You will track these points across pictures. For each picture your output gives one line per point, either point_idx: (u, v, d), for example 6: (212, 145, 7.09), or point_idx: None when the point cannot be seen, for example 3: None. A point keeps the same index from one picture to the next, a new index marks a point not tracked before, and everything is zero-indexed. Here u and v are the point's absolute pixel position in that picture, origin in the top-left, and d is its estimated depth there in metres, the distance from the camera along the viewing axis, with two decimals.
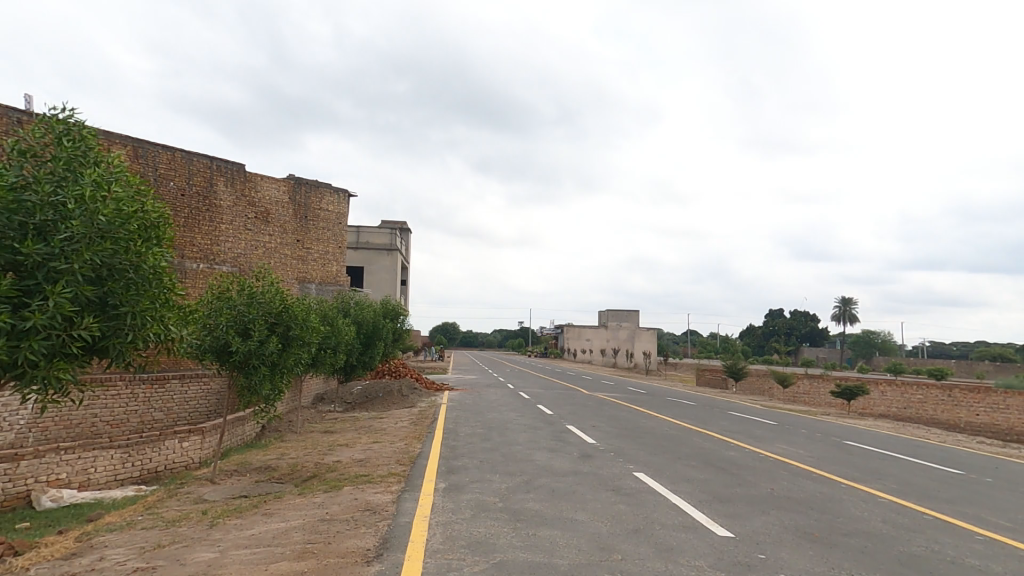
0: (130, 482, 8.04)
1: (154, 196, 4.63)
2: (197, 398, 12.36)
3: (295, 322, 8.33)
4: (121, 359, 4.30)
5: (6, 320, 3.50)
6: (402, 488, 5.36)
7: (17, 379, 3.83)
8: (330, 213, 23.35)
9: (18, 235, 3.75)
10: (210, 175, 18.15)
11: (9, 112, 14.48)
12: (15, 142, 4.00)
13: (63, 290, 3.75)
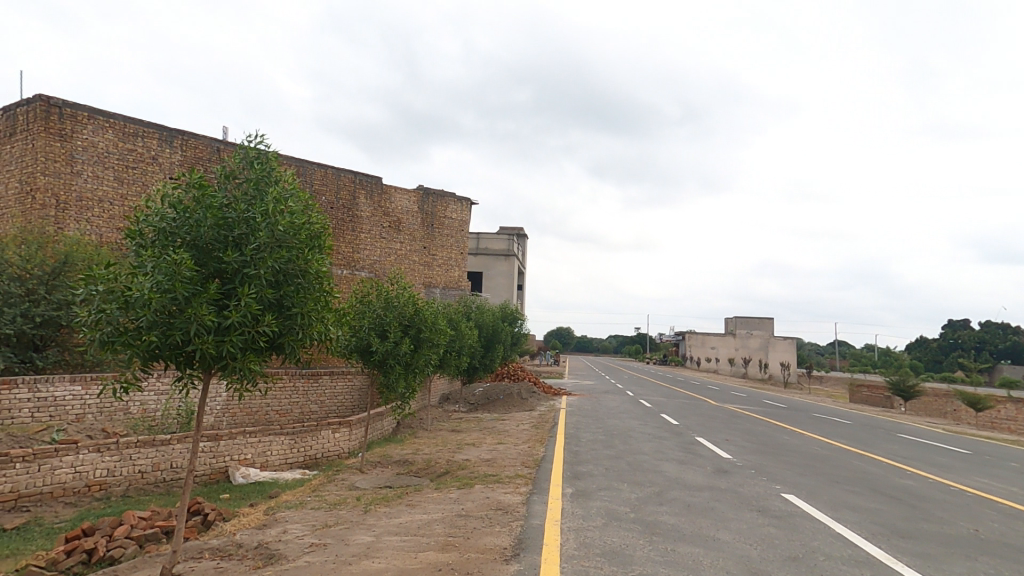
0: (297, 466, 9.17)
1: (318, 209, 5.26)
2: (344, 393, 13.68)
3: (425, 325, 8.96)
4: (294, 354, 4.93)
5: (214, 318, 4.23)
6: (530, 490, 5.50)
7: (222, 370, 4.57)
8: (453, 221, 24.63)
9: (221, 246, 4.52)
10: (352, 190, 20.17)
11: (213, 143, 17.21)
12: (221, 167, 4.74)
13: (252, 292, 4.43)
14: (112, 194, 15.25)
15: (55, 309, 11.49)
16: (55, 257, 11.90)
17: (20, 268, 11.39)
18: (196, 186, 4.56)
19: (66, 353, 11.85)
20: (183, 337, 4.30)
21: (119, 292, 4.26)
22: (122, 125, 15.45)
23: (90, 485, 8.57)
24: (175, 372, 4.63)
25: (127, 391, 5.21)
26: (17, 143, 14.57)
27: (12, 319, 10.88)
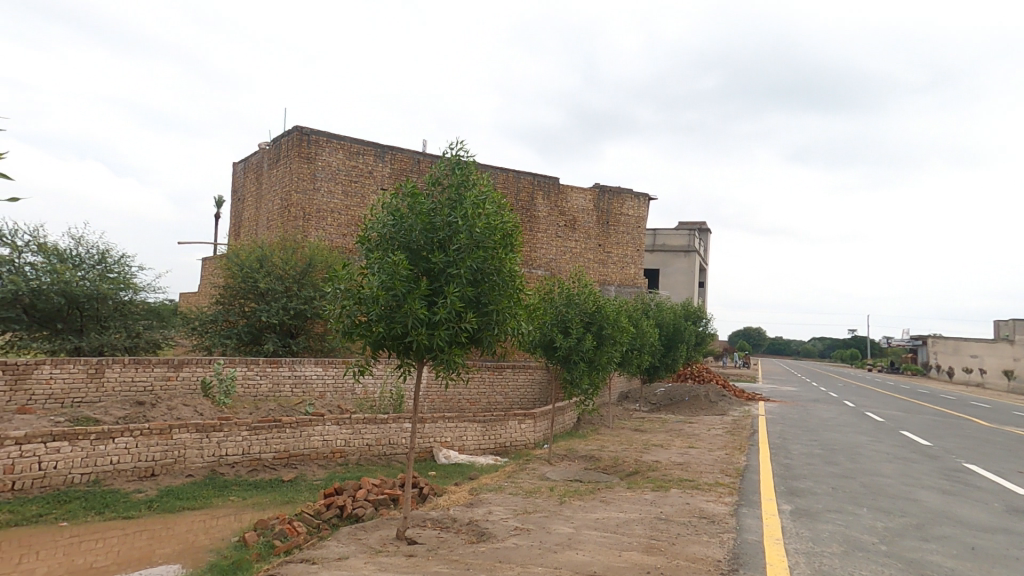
0: (489, 452, 9.84)
1: (509, 209, 5.51)
2: (526, 387, 14.27)
3: (607, 322, 8.94)
4: (490, 348, 5.27)
5: (426, 313, 4.77)
6: (737, 501, 5.06)
7: (432, 360, 5.10)
8: (631, 217, 24.11)
9: (429, 248, 5.04)
10: (531, 191, 21.34)
11: (414, 156, 19.32)
12: (429, 175, 5.25)
13: (456, 290, 4.89)
14: (341, 206, 18.13)
15: (305, 302, 14.08)
16: (303, 260, 14.50)
17: (282, 269, 14.21)
18: (409, 195, 5.13)
19: (312, 339, 14.40)
20: (402, 330, 4.92)
21: (354, 291, 5.04)
22: (349, 145, 18.25)
23: (334, 452, 10.35)
24: (397, 361, 5.29)
25: (362, 374, 6.13)
26: (279, 168, 18.23)
27: (277, 310, 13.67)
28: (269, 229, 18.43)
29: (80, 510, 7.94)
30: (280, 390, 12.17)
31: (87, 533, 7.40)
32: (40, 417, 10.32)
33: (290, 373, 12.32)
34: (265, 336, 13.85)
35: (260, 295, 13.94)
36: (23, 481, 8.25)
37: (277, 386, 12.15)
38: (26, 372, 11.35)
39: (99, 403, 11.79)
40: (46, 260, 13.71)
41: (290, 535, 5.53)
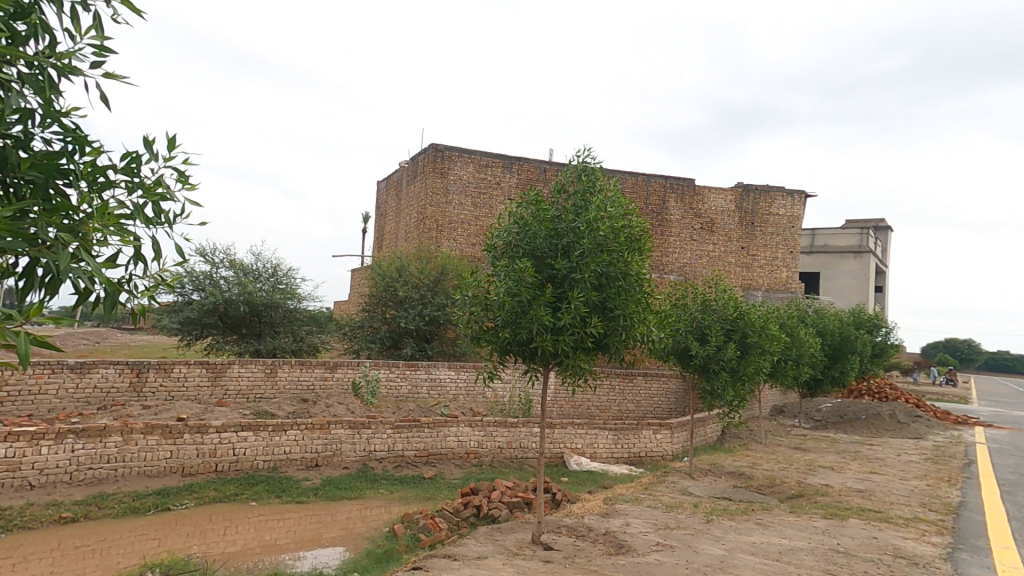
0: (622, 461, 9.60)
1: (637, 212, 5.32)
2: (660, 395, 13.75)
3: (751, 329, 8.31)
4: (618, 354, 5.11)
5: (550, 318, 4.78)
6: (951, 545, 4.80)
7: (558, 365, 5.09)
8: (781, 217, 22.12)
9: (553, 254, 5.07)
10: (662, 195, 20.72)
11: (540, 166, 19.71)
12: (555, 182, 5.27)
13: (580, 295, 4.83)
14: (470, 217, 19.06)
15: (438, 309, 14.97)
16: (436, 269, 15.48)
17: (418, 278, 15.29)
18: (533, 203, 5.22)
19: (445, 344, 15.25)
20: (527, 335, 4.98)
21: (481, 298, 5.22)
22: (479, 159, 19.15)
23: (468, 452, 10.83)
24: (524, 366, 5.38)
25: (492, 379, 6.32)
26: (416, 184, 19.67)
27: (414, 316, 14.71)
28: (407, 241, 19.96)
29: (264, 492, 9.33)
30: (418, 392, 13.04)
31: (270, 513, 8.70)
32: (233, 411, 12.26)
33: (427, 376, 13.16)
34: (404, 340, 14.95)
35: (398, 303, 15.12)
36: (224, 463, 9.92)
37: (416, 387, 13.05)
38: (222, 370, 13.61)
39: (274, 399, 13.69)
40: (236, 274, 16.22)
41: (433, 531, 5.89)
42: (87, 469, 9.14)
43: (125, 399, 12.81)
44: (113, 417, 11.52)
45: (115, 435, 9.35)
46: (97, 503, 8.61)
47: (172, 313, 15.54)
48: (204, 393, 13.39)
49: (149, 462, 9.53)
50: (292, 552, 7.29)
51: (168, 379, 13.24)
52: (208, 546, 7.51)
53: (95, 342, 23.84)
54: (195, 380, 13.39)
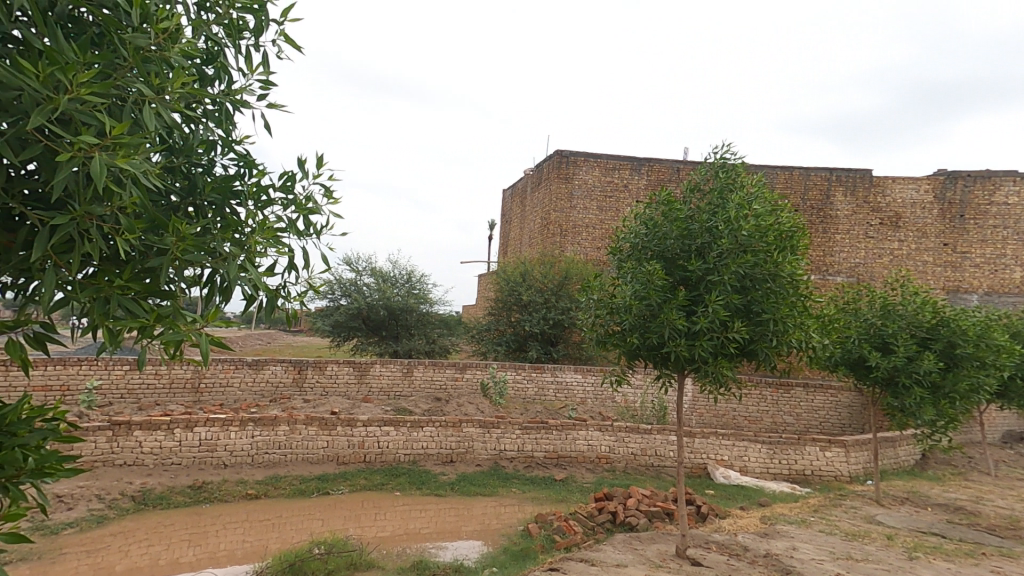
0: (780, 478, 8.91)
1: (788, 209, 4.90)
2: (824, 408, 12.55)
3: (960, 339, 7.35)
4: (768, 362, 4.75)
5: (685, 322, 4.57)
6: None
7: (695, 371, 4.86)
8: (1012, 206, 18.81)
9: (686, 256, 4.88)
10: (826, 188, 19.37)
11: (672, 165, 18.87)
12: (687, 180, 5.07)
13: (718, 297, 4.55)
14: (596, 220, 18.96)
15: (562, 312, 15.12)
16: (560, 273, 15.69)
17: (542, 282, 15.61)
18: (664, 203, 5.07)
19: (570, 347, 15.32)
20: (658, 339, 4.83)
21: (607, 301, 5.19)
22: (605, 162, 19.01)
23: (600, 457, 10.78)
24: (655, 370, 5.26)
25: (620, 384, 6.22)
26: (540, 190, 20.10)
27: (539, 320, 15.00)
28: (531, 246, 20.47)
29: (406, 483, 10.12)
30: (545, 394, 13.26)
31: (412, 503, 9.42)
32: (377, 407, 13.48)
33: (554, 378, 13.32)
34: (529, 343, 15.27)
35: (522, 307, 15.51)
36: (371, 455, 10.91)
37: (543, 389, 13.29)
38: (366, 369, 15.04)
39: (411, 397, 14.77)
40: (376, 281, 17.85)
41: (568, 533, 5.98)
42: (265, 453, 10.62)
43: (290, 392, 14.73)
44: (282, 409, 13.30)
45: (284, 424, 10.77)
46: (273, 483, 9.98)
47: (325, 317, 17.50)
48: (352, 390, 14.90)
49: (311, 450, 10.80)
50: (436, 541, 7.83)
51: (323, 376, 14.97)
52: (362, 529, 8.33)
53: (268, 342, 27.79)
54: (344, 378, 14.97)
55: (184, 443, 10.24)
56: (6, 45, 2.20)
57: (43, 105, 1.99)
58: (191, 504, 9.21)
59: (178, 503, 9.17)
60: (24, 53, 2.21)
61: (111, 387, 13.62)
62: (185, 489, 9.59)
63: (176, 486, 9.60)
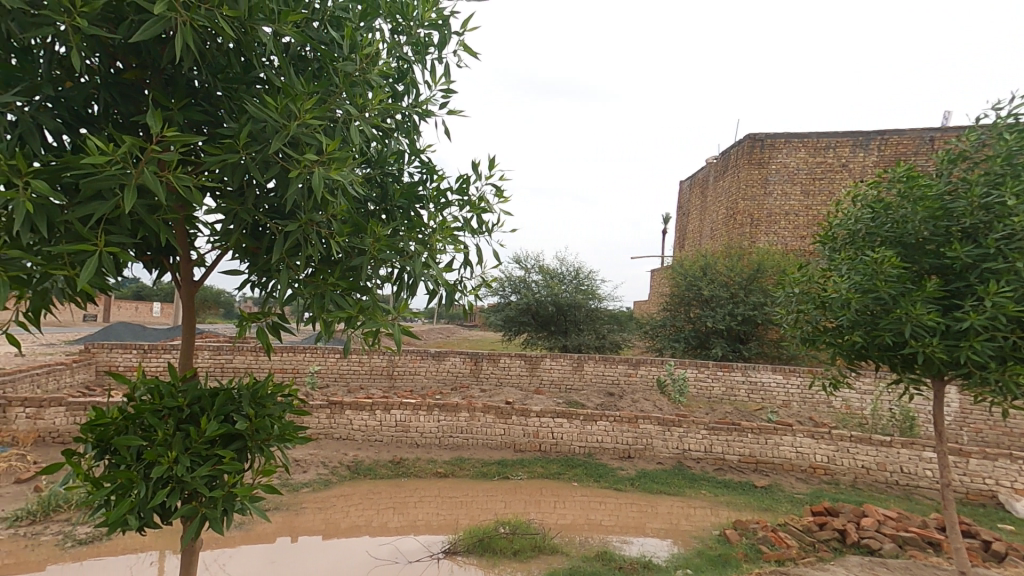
0: None
1: None
2: None
3: None
4: None
5: (944, 320, 3.87)
6: None
7: (963, 377, 4.11)
8: None
9: (944, 240, 4.17)
10: None
11: (926, 134, 16.24)
12: (950, 150, 4.34)
13: (1001, 290, 3.74)
14: (800, 207, 17.78)
15: (752, 308, 13.93)
16: (750, 266, 14.49)
17: (727, 276, 14.60)
18: (905, 178, 4.38)
19: (765, 346, 14.06)
20: (895, 338, 4.18)
21: (816, 295, 4.81)
22: (815, 141, 17.62)
23: (814, 467, 9.77)
24: (893, 374, 4.59)
25: (835, 387, 5.55)
26: (726, 179, 19.97)
27: (724, 316, 14.05)
28: (712, 238, 20.71)
29: (583, 475, 10.29)
30: (735, 394, 12.44)
31: (590, 494, 9.58)
32: (550, 399, 13.94)
33: (745, 378, 12.44)
34: (713, 340, 14.42)
35: (704, 302, 14.77)
36: (546, 444, 11.30)
37: (733, 389, 12.49)
38: (537, 363, 15.63)
39: (583, 391, 14.96)
40: (544, 278, 18.42)
41: (779, 546, 5.56)
42: (450, 436, 11.64)
43: (469, 381, 15.99)
44: (462, 396, 14.50)
45: (464, 411, 11.70)
46: (459, 464, 10.92)
47: (498, 311, 18.51)
48: (525, 381, 15.63)
49: (490, 436, 11.55)
50: (620, 535, 7.81)
51: (497, 368, 15.93)
52: (542, 514, 8.70)
53: (447, 335, 30.55)
54: (516, 370, 15.76)
55: (384, 423, 11.75)
56: (257, 86, 3.07)
57: (280, 134, 2.77)
58: (393, 476, 10.53)
59: (382, 475, 10.53)
60: (268, 90, 3.06)
61: (328, 372, 16.27)
62: (388, 463, 10.97)
63: (380, 460, 11.04)
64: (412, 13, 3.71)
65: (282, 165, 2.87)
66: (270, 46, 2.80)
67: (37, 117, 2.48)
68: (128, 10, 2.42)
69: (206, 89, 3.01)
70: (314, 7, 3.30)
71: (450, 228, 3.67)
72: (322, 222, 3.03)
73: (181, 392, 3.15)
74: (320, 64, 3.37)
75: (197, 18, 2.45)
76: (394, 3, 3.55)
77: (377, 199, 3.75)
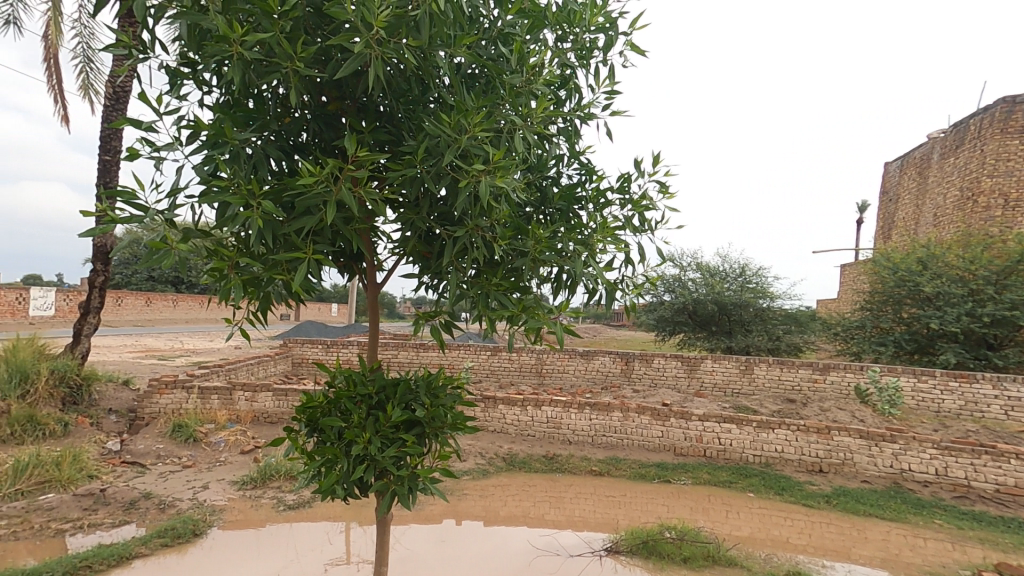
0: None
1: None
2: None
3: None
4: None
5: None
6: None
7: None
8: None
9: None
10: None
11: None
12: None
13: None
14: None
15: (1007, 308, 11.76)
16: (1004, 257, 12.31)
17: (964, 269, 12.66)
18: None
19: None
20: None
21: None
22: None
23: None
24: None
25: None
26: (962, 155, 17.90)
27: (958, 317, 12.17)
28: (938, 224, 18.96)
29: (761, 486, 9.57)
30: (980, 409, 10.71)
31: (770, 508, 8.87)
32: (716, 403, 13.16)
33: (995, 391, 10.66)
34: (941, 345, 12.64)
35: (926, 300, 13.03)
36: (712, 450, 10.75)
37: (976, 403, 10.78)
38: (697, 364, 14.90)
39: (755, 396, 13.90)
40: (704, 275, 17.54)
41: None
42: (602, 435, 11.59)
43: (620, 381, 15.82)
44: (614, 396, 14.39)
45: (617, 410, 11.57)
46: (614, 463, 10.84)
47: (651, 312, 18.01)
48: (683, 383, 15.02)
49: (647, 438, 11.29)
50: (816, 558, 7.12)
51: (651, 368, 15.51)
52: (714, 524, 8.30)
53: (593, 335, 30.61)
54: (673, 371, 15.20)
55: (536, 419, 12.06)
56: (432, 105, 3.41)
57: (453, 147, 3.05)
58: (547, 471, 10.79)
59: (537, 469, 10.85)
60: (442, 107, 3.38)
61: (480, 368, 17.27)
62: (541, 457, 11.27)
63: (534, 454, 11.38)
64: (577, 20, 3.81)
65: (453, 176, 3.16)
66: (444, 68, 3.10)
67: (267, 149, 3.08)
68: (334, 51, 2.94)
69: (390, 113, 3.41)
70: (485, 27, 3.58)
71: (611, 228, 3.69)
72: (487, 227, 3.28)
73: (371, 381, 3.65)
74: (488, 79, 3.65)
75: (388, 52, 2.84)
76: (560, 12, 3.70)
77: (537, 202, 3.94)
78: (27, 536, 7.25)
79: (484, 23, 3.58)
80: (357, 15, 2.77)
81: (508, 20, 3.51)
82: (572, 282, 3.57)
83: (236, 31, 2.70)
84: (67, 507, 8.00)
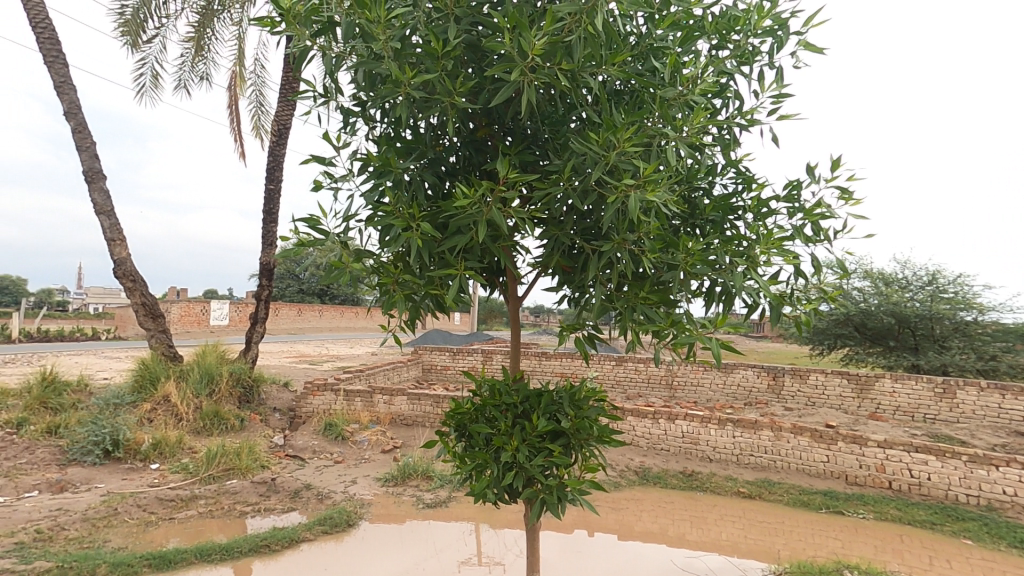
0: None
1: None
2: None
3: None
4: None
5: None
6: None
7: None
8: None
9: None
10: None
11: None
12: None
13: None
14: None
15: None
16: None
17: None
18: None
19: None
20: None
21: None
22: None
23: None
24: None
25: None
26: None
27: None
28: None
29: (984, 534, 8.26)
30: None
31: (996, 562, 7.64)
32: (901, 428, 11.68)
33: None
34: None
35: None
36: (900, 483, 9.66)
37: None
38: (869, 384, 13.46)
39: (963, 426, 12.15)
40: (873, 284, 15.82)
41: None
42: (750, 455, 10.90)
43: (766, 398, 14.74)
44: (761, 413, 13.43)
45: (767, 429, 10.83)
46: (767, 487, 10.06)
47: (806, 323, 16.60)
48: (851, 404, 13.62)
49: (807, 461, 10.48)
50: None
51: (805, 385, 14.28)
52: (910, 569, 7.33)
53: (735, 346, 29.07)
54: (837, 390, 13.82)
55: (669, 432, 11.59)
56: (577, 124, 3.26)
57: (600, 164, 2.85)
58: (687, 488, 10.28)
59: (675, 485, 10.37)
60: (590, 125, 3.19)
61: (605, 378, 17.06)
62: (679, 474, 10.77)
63: (670, 470, 10.91)
64: (740, 23, 3.41)
65: (599, 192, 2.95)
66: (594, 87, 2.94)
67: (422, 176, 3.20)
68: (487, 83, 2.97)
69: (536, 135, 3.36)
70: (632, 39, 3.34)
71: (777, 238, 3.13)
72: (635, 240, 2.98)
73: (515, 390, 3.57)
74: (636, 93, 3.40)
75: (539, 77, 2.75)
76: (721, 17, 3.33)
77: (686, 215, 3.50)
78: (220, 515, 8.15)
79: (632, 37, 3.32)
80: (513, 45, 2.69)
81: (659, 33, 3.24)
82: (729, 297, 3.13)
83: (406, 74, 2.77)
84: (247, 492, 8.84)
